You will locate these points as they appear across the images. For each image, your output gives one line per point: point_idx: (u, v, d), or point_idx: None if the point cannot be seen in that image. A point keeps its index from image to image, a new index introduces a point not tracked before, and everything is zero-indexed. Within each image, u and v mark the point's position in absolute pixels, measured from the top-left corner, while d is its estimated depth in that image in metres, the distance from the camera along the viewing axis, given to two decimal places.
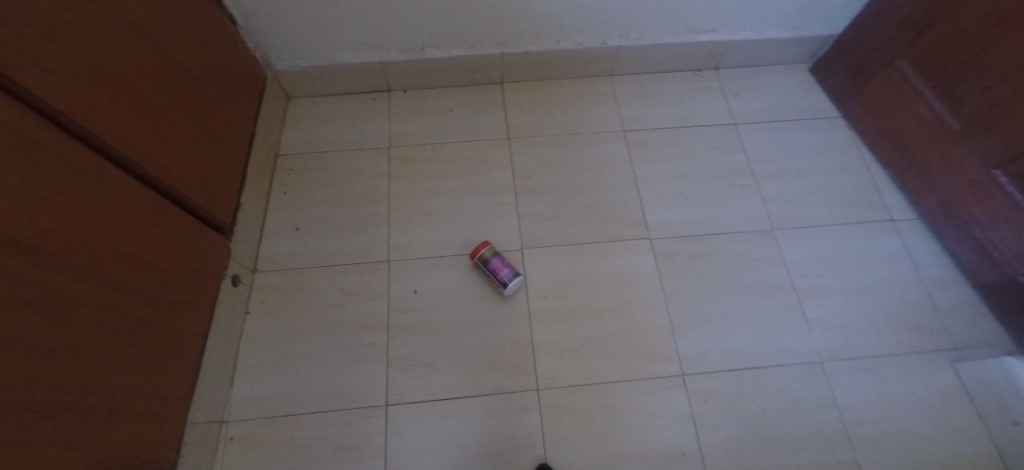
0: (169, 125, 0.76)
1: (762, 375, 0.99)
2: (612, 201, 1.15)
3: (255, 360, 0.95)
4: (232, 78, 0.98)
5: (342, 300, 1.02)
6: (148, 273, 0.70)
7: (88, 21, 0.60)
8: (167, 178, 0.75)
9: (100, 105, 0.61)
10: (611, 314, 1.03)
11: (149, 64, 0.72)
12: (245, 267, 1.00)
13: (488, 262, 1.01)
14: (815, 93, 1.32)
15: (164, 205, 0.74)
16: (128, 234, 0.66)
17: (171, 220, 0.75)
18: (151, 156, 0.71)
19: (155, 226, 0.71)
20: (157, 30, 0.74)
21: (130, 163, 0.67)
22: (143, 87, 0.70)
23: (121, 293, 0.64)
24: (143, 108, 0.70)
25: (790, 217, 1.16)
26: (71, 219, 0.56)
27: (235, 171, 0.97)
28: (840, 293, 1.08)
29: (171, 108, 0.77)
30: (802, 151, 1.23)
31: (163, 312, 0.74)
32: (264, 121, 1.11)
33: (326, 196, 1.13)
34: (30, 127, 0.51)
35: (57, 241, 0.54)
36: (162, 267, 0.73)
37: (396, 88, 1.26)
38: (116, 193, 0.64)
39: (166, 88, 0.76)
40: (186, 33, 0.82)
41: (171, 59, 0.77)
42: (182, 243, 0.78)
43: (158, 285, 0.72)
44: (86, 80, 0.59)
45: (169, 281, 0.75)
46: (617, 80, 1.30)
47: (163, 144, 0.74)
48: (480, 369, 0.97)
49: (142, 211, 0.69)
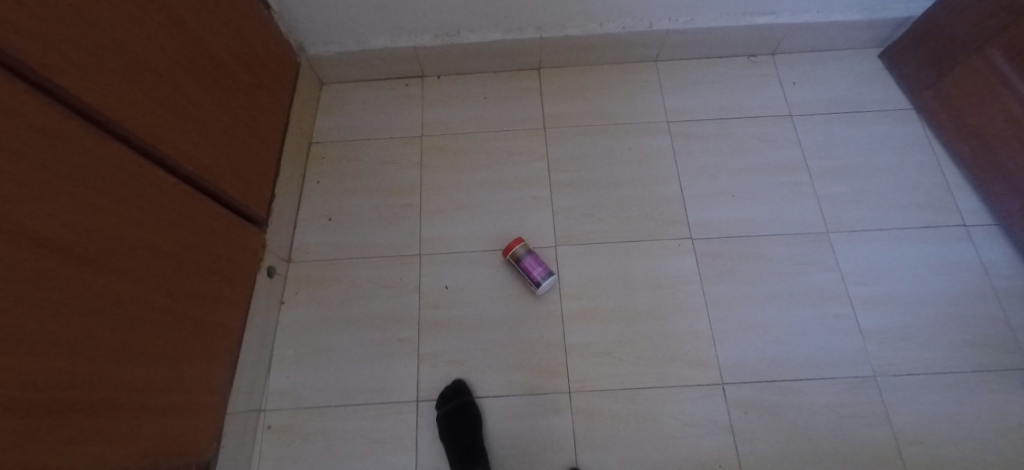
0: (202, 117, 0.75)
1: (808, 387, 0.93)
2: (652, 197, 1.09)
3: (290, 350, 0.97)
4: (265, 65, 0.96)
5: (373, 293, 1.01)
6: (185, 269, 0.70)
7: (118, 13, 0.57)
8: (201, 171, 0.74)
9: (133, 100, 0.60)
10: (648, 317, 0.99)
11: (180, 54, 0.70)
12: (280, 258, 1.00)
13: (521, 260, 0.98)
14: (884, 81, 1.20)
15: (198, 199, 0.73)
16: (163, 230, 0.65)
17: (206, 214, 0.75)
18: (184, 149, 0.70)
19: (190, 221, 0.71)
20: (190, 18, 0.72)
21: (164, 158, 0.66)
22: (175, 79, 0.68)
23: (159, 290, 0.64)
24: (176, 100, 0.68)
25: (847, 219, 1.07)
26: (107, 217, 0.55)
27: (269, 161, 0.96)
28: (898, 304, 1.00)
29: (204, 99, 0.75)
30: (865, 146, 1.13)
31: (200, 306, 0.74)
32: (298, 109, 1.10)
33: (358, 187, 1.12)
34: (59, 126, 0.49)
35: (94, 240, 0.54)
36: (198, 262, 0.73)
37: (429, 73, 1.21)
38: (151, 189, 0.63)
39: (199, 78, 0.74)
40: (218, 19, 0.80)
41: (203, 47, 0.75)
42: (218, 237, 0.78)
43: (195, 280, 0.72)
44: (118, 75, 0.57)
45: (206, 275, 0.75)
46: (662, 66, 1.21)
47: (196, 137, 0.73)
48: (511, 369, 0.95)
49: (177, 206, 0.68)
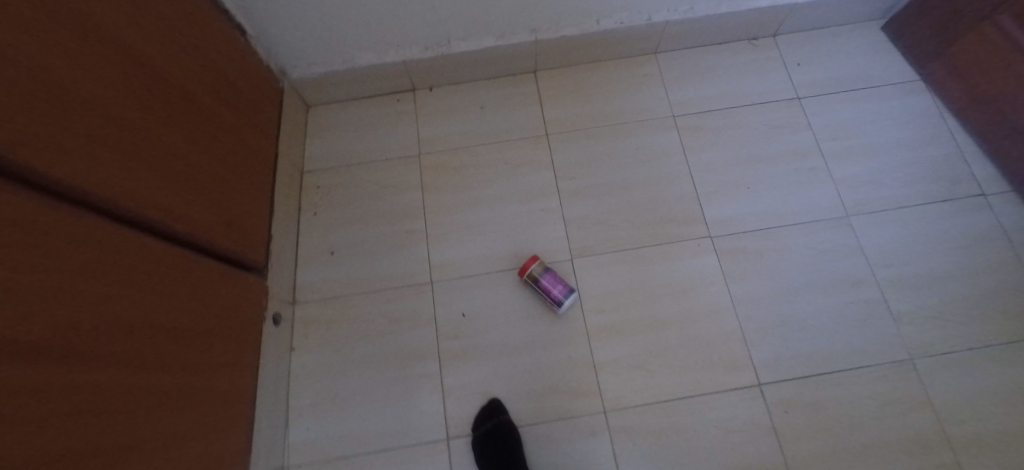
0: (188, 170, 0.69)
1: (847, 380, 0.90)
2: (666, 197, 1.05)
3: (306, 399, 0.92)
4: (247, 97, 0.89)
5: (388, 328, 0.96)
6: (187, 337, 0.65)
7: (92, 75, 0.52)
8: (190, 227, 0.68)
9: (117, 168, 0.54)
10: (676, 324, 0.95)
11: (160, 107, 0.64)
12: (284, 302, 0.95)
13: (540, 280, 0.93)
14: (889, 54, 1.16)
15: (192, 260, 0.68)
16: (157, 301, 0.60)
17: (200, 272, 0.69)
18: (171, 207, 0.64)
19: (183, 284, 0.65)
20: (165, 65, 0.66)
21: (149, 221, 0.60)
22: (153, 130, 0.62)
23: (160, 367, 0.59)
24: (155, 155, 0.62)
25: (868, 199, 1.03)
26: (96, 300, 0.50)
27: (261, 201, 0.90)
28: (927, 281, 0.95)
29: (186, 147, 0.69)
30: (876, 123, 1.10)
31: (207, 372, 0.69)
32: (286, 140, 1.03)
33: (358, 216, 1.05)
34: (42, 215, 0.44)
35: (85, 330, 0.48)
36: (200, 326, 0.68)
37: (420, 87, 1.15)
38: (141, 261, 0.58)
39: (178, 125, 0.67)
40: (193, 60, 0.73)
41: (180, 90, 0.68)
42: (215, 293, 0.72)
43: (196, 346, 0.67)
44: (99, 144, 0.52)
45: (209, 338, 0.70)
46: (662, 59, 1.17)
47: (181, 190, 0.67)
48: (540, 393, 0.91)
49: (168, 271, 0.62)
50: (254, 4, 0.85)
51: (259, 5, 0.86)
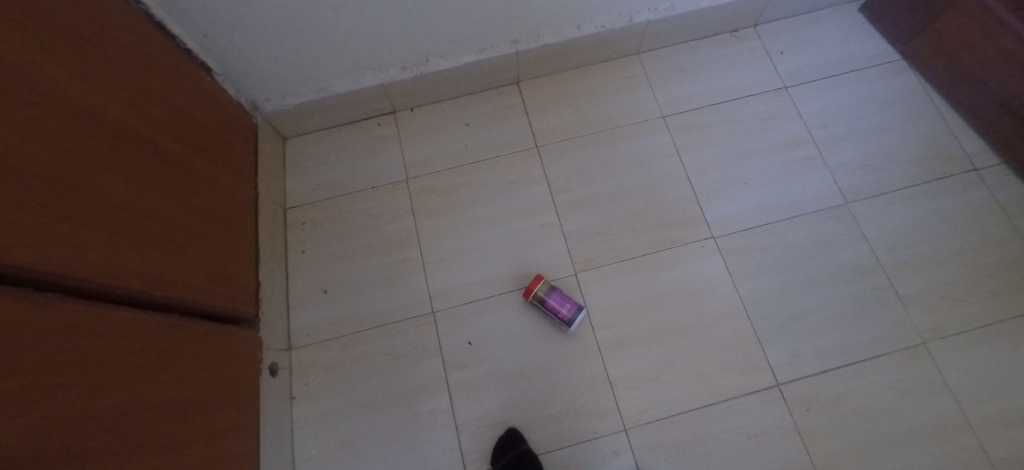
0: (167, 229, 0.64)
1: (863, 371, 0.89)
2: (664, 200, 1.03)
3: (313, 450, 0.87)
4: (219, 139, 0.83)
5: (392, 365, 0.92)
6: (182, 410, 0.61)
7: (61, 146, 0.48)
8: (171, 290, 0.63)
9: (89, 243, 0.50)
10: (688, 331, 0.93)
11: (133, 167, 0.59)
12: (279, 350, 0.90)
13: (546, 300, 0.90)
14: (869, 35, 1.16)
15: (180, 325, 0.63)
16: (148, 377, 0.55)
17: (186, 337, 0.64)
18: (150, 272, 0.59)
19: (172, 354, 0.60)
20: (133, 121, 0.61)
21: (126, 292, 0.55)
22: (122, 193, 0.57)
23: (154, 450, 0.54)
24: (127, 219, 0.57)
25: (865, 184, 1.02)
26: (78, 393, 0.45)
27: (245, 247, 0.85)
28: (931, 263, 0.95)
29: (160, 204, 0.64)
30: (865, 106, 1.09)
31: (204, 443, 0.64)
32: (265, 177, 0.98)
33: (349, 249, 1.01)
34: (23, 312, 0.40)
35: (70, 430, 0.43)
36: (195, 395, 0.64)
37: (401, 108, 1.10)
38: (127, 338, 0.53)
39: (149, 181, 0.62)
40: (161, 110, 0.68)
41: (146, 143, 0.63)
42: (205, 356, 0.67)
43: (190, 417, 0.62)
44: (71, 221, 0.48)
45: (206, 406, 0.66)
46: (645, 58, 1.15)
47: (157, 252, 0.61)
48: (557, 417, 0.88)
49: (152, 343, 0.57)
50: (218, 40, 0.80)
51: (223, 41, 0.81)
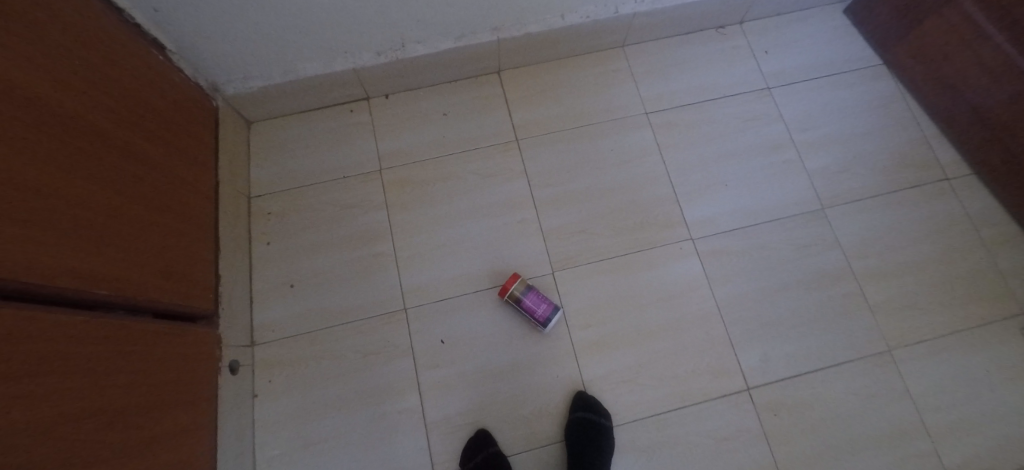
0: (115, 223, 0.60)
1: (830, 376, 0.90)
2: (645, 200, 1.01)
3: (276, 450, 0.84)
4: (174, 124, 0.77)
5: (360, 364, 0.89)
6: (133, 415, 0.57)
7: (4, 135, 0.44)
8: (118, 288, 0.59)
9: (30, 241, 0.46)
10: (663, 333, 0.92)
11: (78, 155, 0.55)
12: (241, 347, 0.86)
13: (522, 300, 0.88)
14: (852, 38, 1.15)
15: (130, 325, 0.59)
16: (97, 381, 0.52)
17: (134, 338, 0.60)
18: (95, 270, 0.55)
19: (122, 355, 0.57)
20: (77, 105, 0.56)
21: (61, 292, 0.50)
22: (61, 182, 0.51)
23: (97, 460, 0.50)
24: (66, 210, 0.52)
25: (842, 190, 1.03)
26: (24, 400, 0.42)
27: (204, 240, 0.80)
28: (900, 271, 0.97)
29: (104, 194, 0.58)
30: (845, 110, 1.09)
31: (153, 448, 0.60)
32: (227, 164, 0.92)
33: (318, 242, 0.97)
34: None
35: (15, 439, 0.40)
36: (146, 398, 0.60)
37: (375, 94, 1.06)
38: (72, 340, 0.50)
39: (91, 169, 0.57)
40: (109, 92, 0.63)
41: (88, 127, 0.57)
42: (155, 358, 0.63)
43: (138, 423, 0.58)
44: (15, 217, 0.44)
45: (158, 409, 0.62)
46: (630, 52, 1.12)
47: (100, 248, 0.56)
48: (529, 418, 0.87)
49: (95, 346, 0.53)
50: (171, 16, 0.74)
51: (177, 17, 0.74)
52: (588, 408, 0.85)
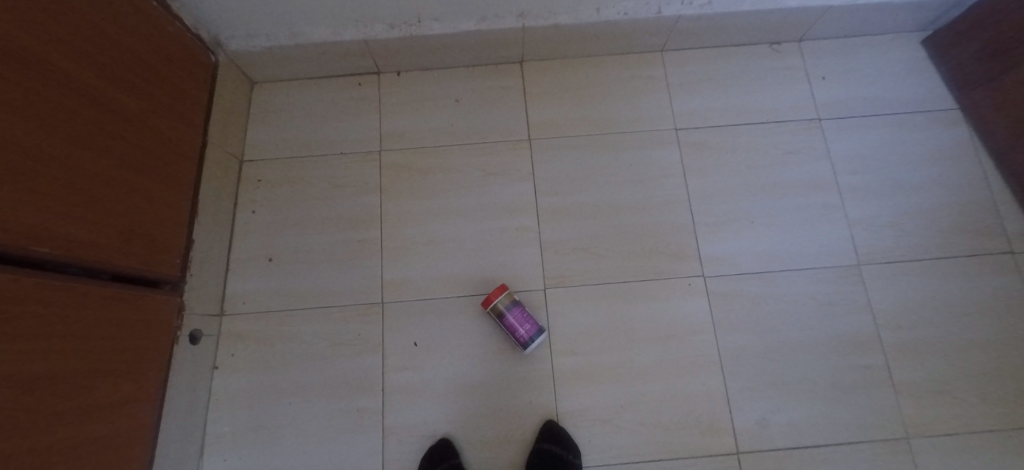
0: (85, 182, 0.56)
1: (833, 453, 0.80)
2: (658, 225, 0.92)
3: (228, 428, 0.81)
4: (162, 77, 0.73)
5: (326, 353, 0.84)
6: (81, 383, 0.54)
7: None
8: (78, 251, 0.55)
9: None
10: (653, 374, 0.84)
11: (50, 106, 0.51)
12: (207, 316, 0.82)
13: (505, 316, 0.81)
14: (928, 75, 1.01)
15: (86, 290, 0.56)
16: (45, 346, 0.49)
17: (90, 302, 0.57)
18: (57, 230, 0.52)
19: (74, 320, 0.54)
20: (54, 51, 0.52)
21: (13, 252, 0.47)
22: (30, 136, 0.48)
23: (39, 428, 0.48)
24: (32, 165, 0.48)
25: (884, 247, 0.91)
26: None
27: (182, 203, 0.76)
28: (936, 349, 0.85)
29: (76, 149, 0.54)
30: (906, 157, 0.96)
31: (96, 417, 0.57)
32: (220, 124, 0.87)
33: (304, 217, 0.92)
34: None
35: None
36: (97, 366, 0.57)
37: (386, 69, 0.99)
38: (21, 304, 0.47)
39: (65, 123, 0.53)
40: (94, 38, 0.59)
41: (65, 78, 0.53)
42: (111, 323, 0.60)
43: (82, 389, 0.55)
44: None
45: (109, 377, 0.59)
46: (669, 58, 1.02)
47: (66, 207, 0.53)
48: (493, 442, 0.81)
49: (46, 308, 0.50)
50: None
51: None
52: (553, 440, 0.79)
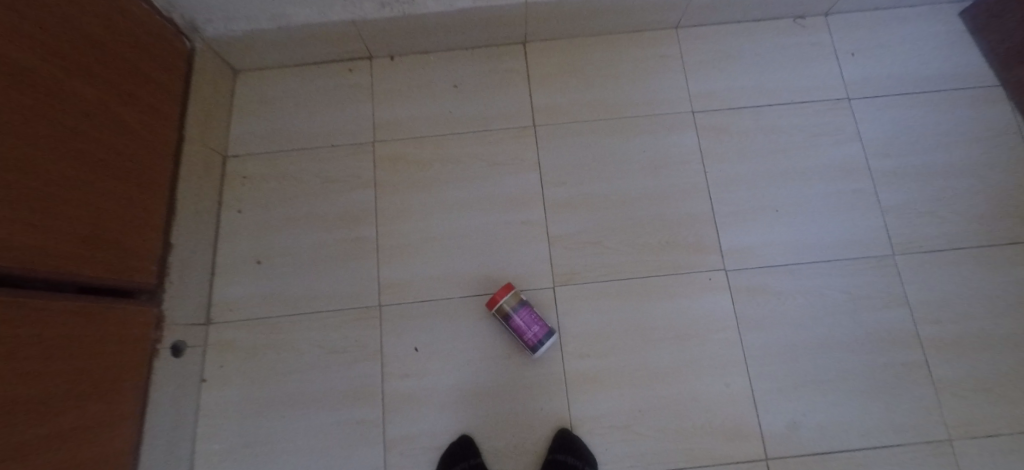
0: (49, 184, 0.50)
1: (870, 459, 0.74)
2: (675, 216, 0.86)
3: (218, 445, 0.75)
4: (130, 66, 0.66)
5: (321, 361, 0.78)
6: (50, 407, 0.49)
7: None
8: (42, 262, 0.49)
9: None
10: (674, 376, 0.78)
11: (11, 99, 0.45)
12: (191, 325, 0.76)
13: (511, 318, 0.75)
14: (965, 48, 0.93)
15: (50, 304, 0.50)
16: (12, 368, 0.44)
17: (57, 317, 0.51)
18: (20, 239, 0.46)
19: (40, 338, 0.48)
20: (14, 38, 0.46)
21: None
22: None
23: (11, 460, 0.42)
24: None
25: (921, 235, 0.84)
26: None
27: (156, 204, 0.70)
28: (979, 344, 0.78)
29: (38, 148, 0.49)
30: (943, 137, 0.88)
31: (67, 445, 0.51)
32: (199, 117, 0.81)
33: (293, 216, 0.85)
34: None
35: None
36: (66, 387, 0.51)
37: (379, 53, 0.92)
38: None
39: (26, 118, 0.47)
40: (53, 22, 0.52)
41: (26, 67, 0.47)
42: (80, 340, 0.54)
43: (52, 414, 0.49)
44: None
45: (80, 399, 0.53)
46: (684, 36, 0.95)
47: (29, 213, 0.47)
48: (502, 453, 0.75)
49: (11, 326, 0.44)
50: None
51: None
52: (567, 449, 0.73)
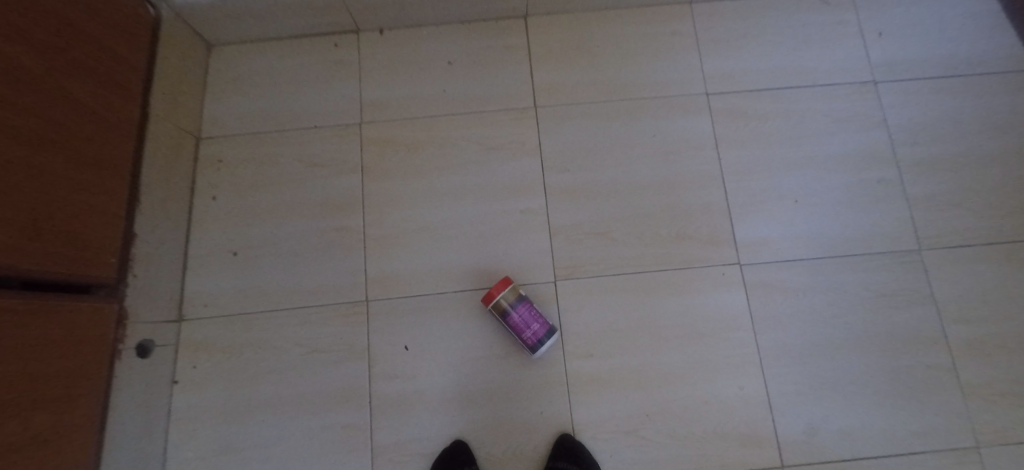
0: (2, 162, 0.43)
1: (893, 467, 0.69)
2: (687, 206, 0.79)
3: (191, 452, 0.69)
4: (85, 30, 0.58)
5: (303, 361, 0.73)
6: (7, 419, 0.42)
7: None
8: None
9: None
10: (684, 378, 0.73)
11: None
12: (160, 322, 0.70)
13: (510, 315, 0.69)
14: (999, 28, 0.87)
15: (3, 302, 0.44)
16: None
17: (9, 316, 0.44)
18: None
19: None
20: None
21: None
22: None
23: None
24: None
25: (949, 228, 0.78)
26: None
27: (116, 189, 0.62)
28: (1011, 345, 0.73)
29: None
30: (974, 123, 0.82)
31: (23, 462, 0.45)
32: (167, 94, 0.73)
33: (273, 203, 0.78)
34: None
35: None
36: (22, 396, 0.45)
37: (367, 27, 0.85)
38: None
39: None
40: None
41: None
42: (34, 342, 0.47)
43: (8, 427, 0.43)
44: None
45: (35, 409, 0.47)
46: (698, 12, 0.88)
47: None
48: (499, 460, 0.70)
49: None
50: None
51: None
52: (569, 457, 0.67)
